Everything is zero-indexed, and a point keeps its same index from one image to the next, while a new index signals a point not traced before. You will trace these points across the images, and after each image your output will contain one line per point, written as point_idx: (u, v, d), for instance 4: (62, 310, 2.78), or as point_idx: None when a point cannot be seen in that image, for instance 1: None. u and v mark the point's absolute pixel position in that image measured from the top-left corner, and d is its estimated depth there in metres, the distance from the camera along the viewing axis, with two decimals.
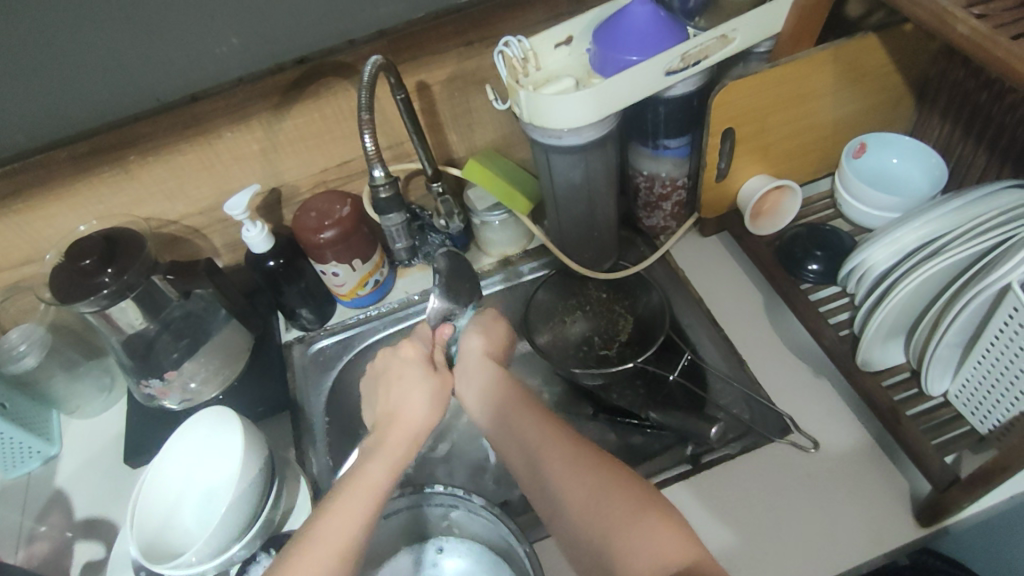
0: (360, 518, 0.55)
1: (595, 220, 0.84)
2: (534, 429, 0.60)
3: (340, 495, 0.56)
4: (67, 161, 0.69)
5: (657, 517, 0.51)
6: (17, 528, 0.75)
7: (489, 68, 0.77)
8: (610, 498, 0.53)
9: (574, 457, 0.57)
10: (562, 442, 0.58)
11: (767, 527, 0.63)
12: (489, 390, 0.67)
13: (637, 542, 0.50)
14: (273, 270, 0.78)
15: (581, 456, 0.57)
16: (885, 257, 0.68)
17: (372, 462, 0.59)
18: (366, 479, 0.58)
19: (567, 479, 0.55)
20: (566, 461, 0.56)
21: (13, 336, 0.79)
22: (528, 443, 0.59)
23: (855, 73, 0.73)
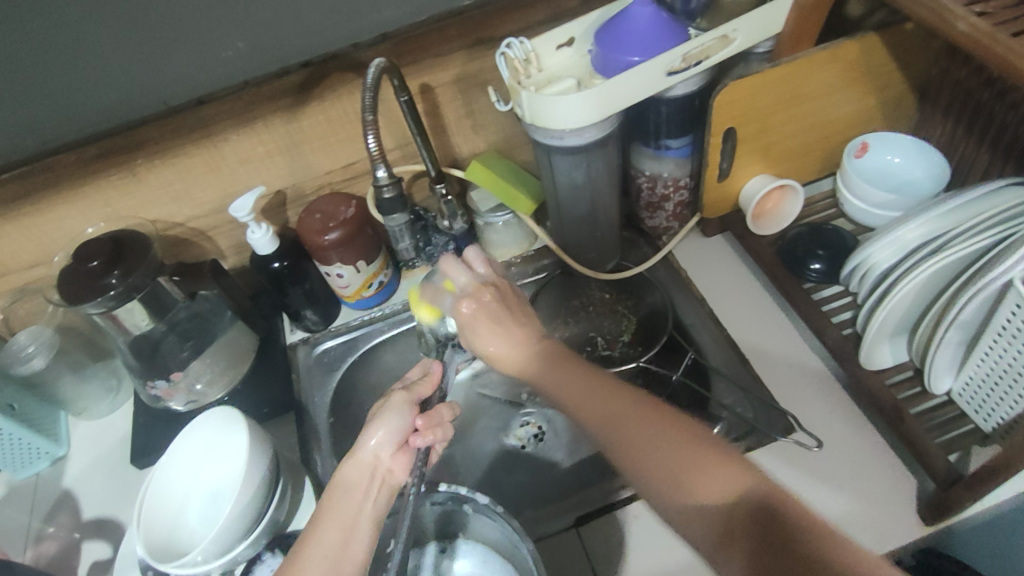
0: (340, 540, 0.54)
1: (598, 221, 0.84)
2: (544, 370, 0.59)
3: (312, 529, 0.55)
4: (75, 164, 0.70)
5: (703, 444, 0.49)
6: (25, 528, 0.75)
7: (491, 70, 0.77)
8: (645, 434, 0.51)
9: (586, 393, 0.55)
10: (568, 372, 0.57)
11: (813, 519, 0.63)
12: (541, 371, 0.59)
13: (700, 482, 0.47)
14: (278, 271, 0.79)
15: (593, 388, 0.55)
16: (886, 255, 0.68)
17: (345, 501, 0.56)
18: (339, 515, 0.55)
19: (602, 418, 0.53)
20: (606, 401, 0.54)
21: (21, 338, 0.79)
22: (587, 409, 0.55)
23: (856, 72, 0.73)
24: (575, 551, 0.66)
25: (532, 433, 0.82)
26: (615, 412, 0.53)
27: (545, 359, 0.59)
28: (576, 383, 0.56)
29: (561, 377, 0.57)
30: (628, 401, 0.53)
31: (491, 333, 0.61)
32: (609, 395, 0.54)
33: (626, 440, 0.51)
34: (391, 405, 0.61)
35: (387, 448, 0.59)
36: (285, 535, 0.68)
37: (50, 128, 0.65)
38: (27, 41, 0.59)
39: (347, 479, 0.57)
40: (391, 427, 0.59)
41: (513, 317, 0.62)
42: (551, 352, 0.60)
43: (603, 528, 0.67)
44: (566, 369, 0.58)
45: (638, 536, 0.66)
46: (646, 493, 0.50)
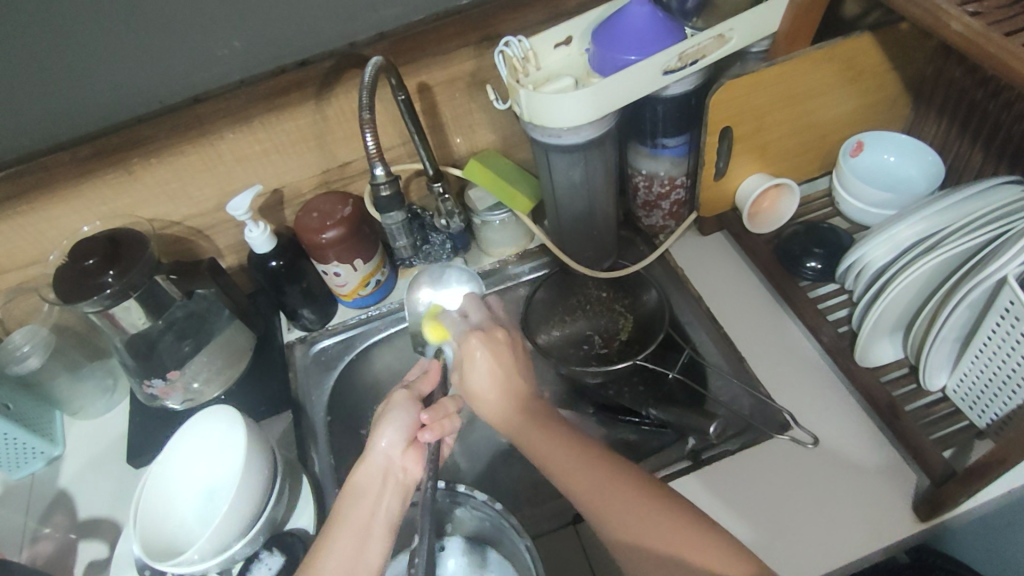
0: (356, 547, 0.54)
1: (595, 219, 0.84)
2: (536, 439, 0.59)
3: (331, 529, 0.55)
4: (71, 163, 0.70)
5: (681, 518, 0.53)
6: (21, 528, 0.75)
7: (489, 69, 0.77)
8: (641, 513, 0.53)
9: (577, 465, 0.57)
10: (555, 443, 0.58)
11: (762, 533, 0.63)
12: (524, 433, 0.60)
13: (699, 558, 0.51)
14: (275, 270, 0.79)
15: (581, 460, 0.57)
16: (881, 254, 0.69)
17: (360, 498, 0.57)
18: (353, 518, 0.56)
19: (595, 492, 0.55)
20: (600, 473, 0.56)
21: (17, 337, 0.79)
22: (581, 485, 0.56)
23: (852, 71, 0.74)
24: (573, 548, 0.66)
25: None
26: (607, 491, 0.55)
27: (526, 420, 0.61)
28: (559, 449, 0.58)
29: (542, 442, 0.59)
30: (612, 479, 0.56)
31: (493, 361, 0.65)
32: (591, 460, 0.57)
33: (618, 519, 0.54)
34: (394, 405, 0.63)
35: (397, 448, 0.61)
36: (283, 534, 0.68)
37: (46, 127, 0.65)
38: (22, 39, 0.59)
39: (360, 483, 0.58)
40: (398, 424, 0.62)
41: (513, 361, 0.66)
42: (533, 414, 0.61)
43: None
44: (558, 438, 0.59)
45: None
46: (639, 572, 0.53)
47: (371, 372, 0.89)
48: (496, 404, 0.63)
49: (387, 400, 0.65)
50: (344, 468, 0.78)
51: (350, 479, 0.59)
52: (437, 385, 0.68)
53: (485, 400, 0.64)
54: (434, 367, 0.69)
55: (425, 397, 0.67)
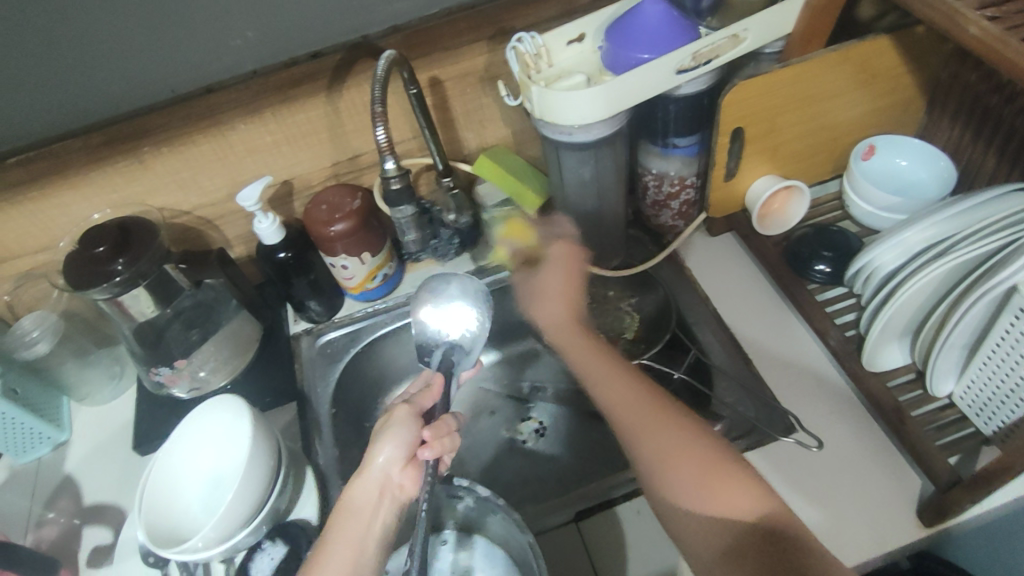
0: (353, 561, 0.54)
1: (604, 218, 0.84)
2: (591, 357, 0.65)
3: (324, 541, 0.55)
4: (82, 150, 0.70)
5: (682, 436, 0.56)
6: (26, 513, 0.75)
7: (501, 65, 0.77)
8: (673, 442, 0.55)
9: (614, 374, 0.63)
10: (601, 359, 0.65)
11: (824, 516, 0.63)
12: (573, 352, 0.67)
13: (720, 495, 0.52)
14: (283, 261, 0.79)
15: (620, 373, 0.63)
16: (891, 259, 0.69)
17: (355, 517, 0.55)
18: (347, 534, 0.55)
19: (629, 410, 0.59)
20: (636, 389, 0.61)
21: (25, 322, 0.79)
22: (613, 403, 0.60)
23: (866, 74, 0.73)
24: (574, 546, 0.67)
25: (533, 428, 0.87)
26: (643, 412, 0.58)
27: (591, 353, 0.66)
28: (603, 369, 0.63)
29: (610, 379, 0.62)
30: (649, 395, 0.60)
31: (550, 297, 0.74)
32: (623, 386, 0.61)
33: (656, 454, 0.55)
34: (395, 420, 0.58)
35: (397, 466, 0.57)
36: (286, 524, 0.68)
37: (57, 116, 0.66)
38: (37, 24, 0.59)
39: (356, 500, 0.56)
40: (397, 442, 0.57)
41: (576, 293, 0.74)
42: (597, 350, 0.66)
43: (603, 524, 0.67)
44: (599, 358, 0.65)
45: (638, 532, 0.66)
46: (654, 493, 0.55)
47: (376, 365, 0.89)
48: (575, 344, 0.68)
49: (386, 413, 0.59)
50: (348, 460, 0.78)
51: (346, 488, 0.57)
52: (439, 400, 0.62)
53: (548, 324, 0.72)
54: (438, 380, 0.63)
55: (427, 409, 0.61)
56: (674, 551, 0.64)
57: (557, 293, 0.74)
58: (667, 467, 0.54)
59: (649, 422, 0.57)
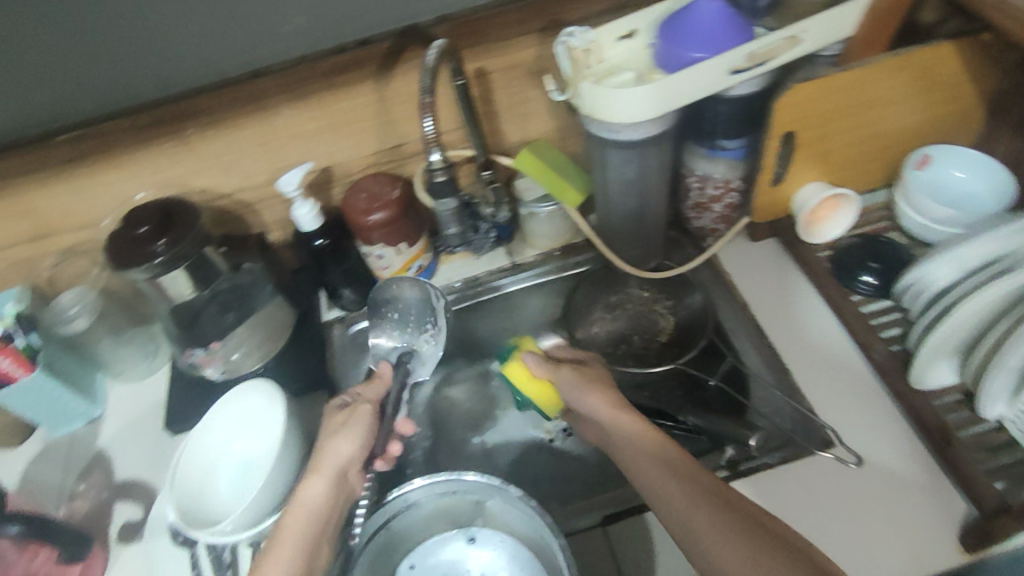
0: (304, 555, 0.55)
1: (644, 218, 0.82)
2: (640, 455, 0.58)
3: (277, 536, 0.56)
4: (129, 130, 0.71)
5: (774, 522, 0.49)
6: (59, 485, 0.77)
7: (549, 58, 0.76)
8: (734, 542, 0.47)
9: (662, 467, 0.55)
10: (650, 450, 0.57)
11: (842, 532, 0.62)
12: (623, 440, 0.60)
13: None
14: (319, 248, 0.81)
15: (668, 462, 0.55)
16: (945, 274, 0.67)
17: (307, 506, 0.58)
18: (299, 525, 0.57)
19: (684, 510, 0.51)
20: (681, 478, 0.53)
21: (67, 298, 0.81)
22: (669, 500, 0.53)
23: (926, 82, 0.71)
24: (601, 550, 0.66)
25: (560, 428, 0.84)
26: (697, 509, 0.50)
27: (640, 450, 0.58)
28: (658, 465, 0.55)
29: (658, 474, 0.55)
30: (698, 485, 0.52)
31: (591, 387, 0.66)
32: (686, 484, 0.52)
33: (721, 558, 0.47)
34: (356, 417, 0.64)
35: (352, 463, 0.62)
36: None
37: (107, 92, 0.65)
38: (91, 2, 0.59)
39: (310, 496, 0.59)
40: (354, 438, 0.63)
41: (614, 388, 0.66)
42: (648, 440, 0.58)
43: (631, 530, 0.66)
44: (648, 448, 0.58)
45: (668, 540, 0.65)
46: None
47: None
48: (624, 436, 0.60)
49: (335, 411, 0.66)
50: None
51: (300, 483, 0.60)
52: (390, 389, 0.70)
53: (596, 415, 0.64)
54: (386, 370, 0.71)
55: (380, 406, 0.68)
56: None
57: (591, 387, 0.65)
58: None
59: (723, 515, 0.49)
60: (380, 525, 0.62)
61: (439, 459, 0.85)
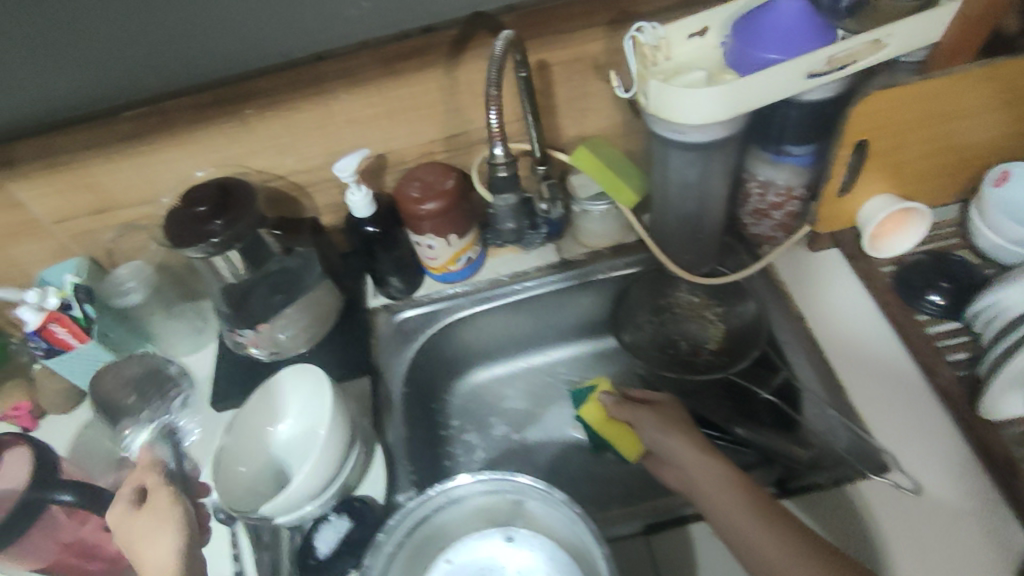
0: None
1: (700, 222, 0.80)
2: (710, 485, 0.58)
3: None
4: (191, 109, 0.71)
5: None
6: (108, 451, 0.78)
7: (613, 53, 0.74)
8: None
9: (734, 502, 0.56)
10: (720, 485, 0.58)
11: (901, 565, 0.59)
12: (692, 474, 0.60)
13: None
14: (371, 236, 0.79)
15: (742, 498, 0.56)
16: (1019, 299, 0.64)
17: None
18: None
19: (760, 549, 0.52)
20: (756, 516, 0.54)
21: (123, 271, 0.83)
22: (744, 532, 0.54)
23: (1014, 94, 0.67)
24: (641, 560, 0.64)
25: None
26: (771, 548, 0.52)
27: (725, 497, 0.56)
28: (748, 519, 0.54)
29: (733, 508, 0.55)
30: (774, 525, 0.53)
31: (665, 426, 0.66)
32: (787, 544, 0.51)
33: None
34: None
35: None
36: (351, 499, 0.70)
37: (172, 68, 0.68)
38: None
39: None
40: None
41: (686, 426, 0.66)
42: (730, 484, 0.57)
43: (673, 542, 0.65)
44: (719, 481, 0.58)
45: (712, 556, 0.63)
46: None
47: (449, 348, 0.88)
48: (703, 480, 0.59)
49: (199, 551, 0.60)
50: (415, 441, 0.78)
51: None
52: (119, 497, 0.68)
53: (665, 450, 0.65)
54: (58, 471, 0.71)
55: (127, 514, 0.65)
56: None
57: (664, 424, 0.66)
58: None
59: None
60: (422, 518, 0.61)
61: (480, 453, 0.87)
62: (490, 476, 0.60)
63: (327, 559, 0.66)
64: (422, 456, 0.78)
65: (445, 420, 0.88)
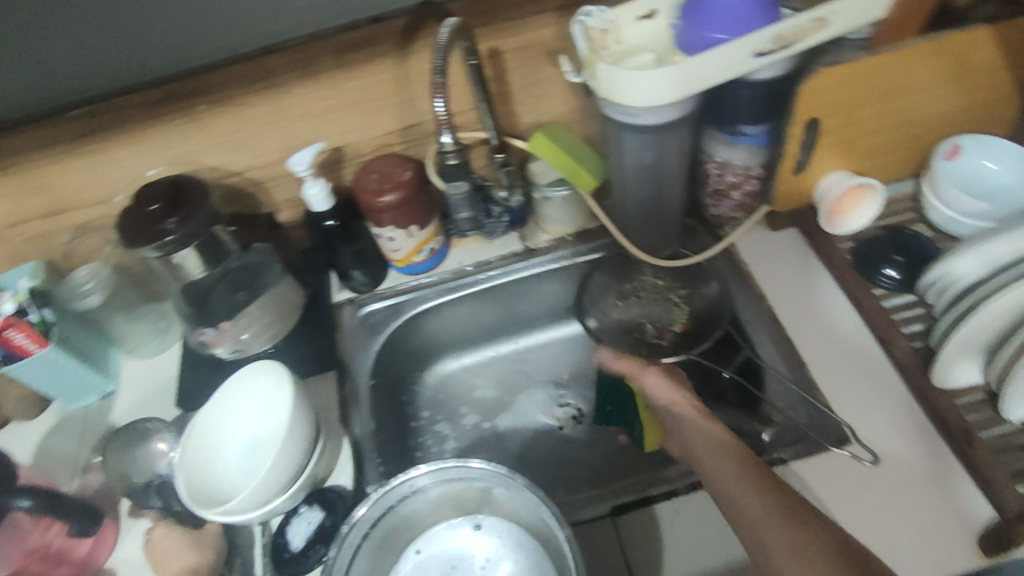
0: None
1: (660, 204, 0.80)
2: (706, 443, 0.61)
3: None
4: (142, 106, 0.71)
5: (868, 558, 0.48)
6: (74, 457, 0.77)
7: (564, 39, 0.74)
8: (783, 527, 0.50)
9: (723, 453, 0.58)
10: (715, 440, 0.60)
11: (861, 536, 0.60)
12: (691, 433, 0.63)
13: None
14: (330, 229, 0.79)
15: (733, 451, 0.58)
16: (971, 268, 0.65)
17: None
18: None
19: (739, 491, 0.55)
20: (740, 466, 0.56)
21: (80, 274, 0.81)
22: (728, 478, 0.56)
23: (959, 68, 0.68)
24: (607, 542, 0.65)
25: (571, 415, 0.86)
26: (749, 493, 0.54)
27: (726, 465, 0.57)
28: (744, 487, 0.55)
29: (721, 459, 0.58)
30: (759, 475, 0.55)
31: (669, 390, 0.69)
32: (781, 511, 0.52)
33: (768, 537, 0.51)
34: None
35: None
36: (323, 490, 0.70)
37: (121, 68, 0.67)
38: None
39: None
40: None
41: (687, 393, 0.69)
42: (726, 450, 0.59)
43: (638, 523, 0.65)
44: (716, 438, 0.60)
45: (678, 534, 0.64)
46: None
47: (416, 339, 0.88)
48: (707, 450, 0.60)
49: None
50: (383, 433, 0.78)
51: None
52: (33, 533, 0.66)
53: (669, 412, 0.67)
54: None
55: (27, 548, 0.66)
56: (711, 554, 0.62)
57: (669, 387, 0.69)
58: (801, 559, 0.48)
59: (820, 549, 0.48)
60: (386, 508, 0.61)
61: (450, 443, 0.87)
62: (453, 464, 0.60)
63: (301, 551, 0.65)
64: (391, 449, 0.78)
65: (415, 412, 0.88)
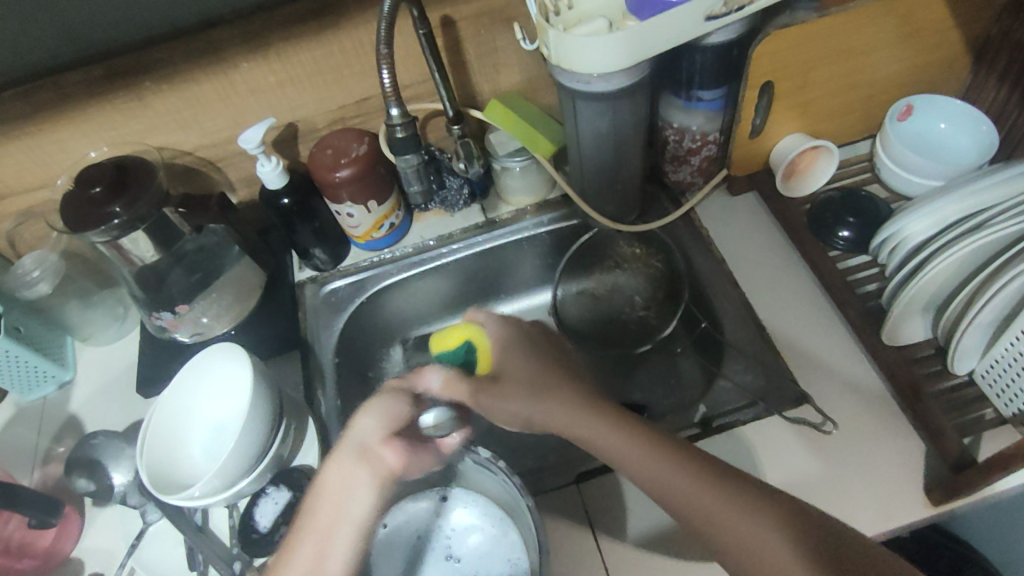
0: None
1: (619, 171, 0.80)
2: (568, 410, 0.61)
3: None
4: (79, 84, 0.67)
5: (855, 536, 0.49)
6: (34, 447, 0.76)
7: (518, 5, 0.72)
8: (687, 480, 0.53)
9: (591, 421, 0.59)
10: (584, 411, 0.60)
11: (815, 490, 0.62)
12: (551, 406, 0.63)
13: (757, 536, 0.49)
14: (287, 208, 0.76)
15: (598, 416, 0.59)
16: (921, 229, 0.66)
17: None
18: None
19: (627, 452, 0.56)
20: (622, 431, 0.57)
21: (26, 261, 0.78)
22: (615, 443, 0.57)
23: (909, 28, 0.68)
24: (572, 510, 0.66)
25: None
26: (639, 454, 0.55)
27: (621, 443, 0.57)
28: (681, 479, 0.53)
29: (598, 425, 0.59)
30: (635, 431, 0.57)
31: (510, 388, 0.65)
32: (750, 515, 0.50)
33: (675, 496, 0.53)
34: None
35: None
36: (290, 470, 0.69)
37: None
38: None
39: None
40: None
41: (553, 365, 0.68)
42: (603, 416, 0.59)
43: (602, 488, 0.66)
44: (573, 408, 0.61)
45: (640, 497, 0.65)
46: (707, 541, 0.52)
47: (380, 315, 0.88)
48: (610, 443, 0.57)
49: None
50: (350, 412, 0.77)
51: None
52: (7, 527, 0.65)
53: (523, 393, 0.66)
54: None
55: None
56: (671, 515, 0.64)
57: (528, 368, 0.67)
58: (715, 508, 0.51)
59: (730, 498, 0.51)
60: None
61: None
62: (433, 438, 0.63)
63: (269, 531, 0.66)
64: None
65: None
